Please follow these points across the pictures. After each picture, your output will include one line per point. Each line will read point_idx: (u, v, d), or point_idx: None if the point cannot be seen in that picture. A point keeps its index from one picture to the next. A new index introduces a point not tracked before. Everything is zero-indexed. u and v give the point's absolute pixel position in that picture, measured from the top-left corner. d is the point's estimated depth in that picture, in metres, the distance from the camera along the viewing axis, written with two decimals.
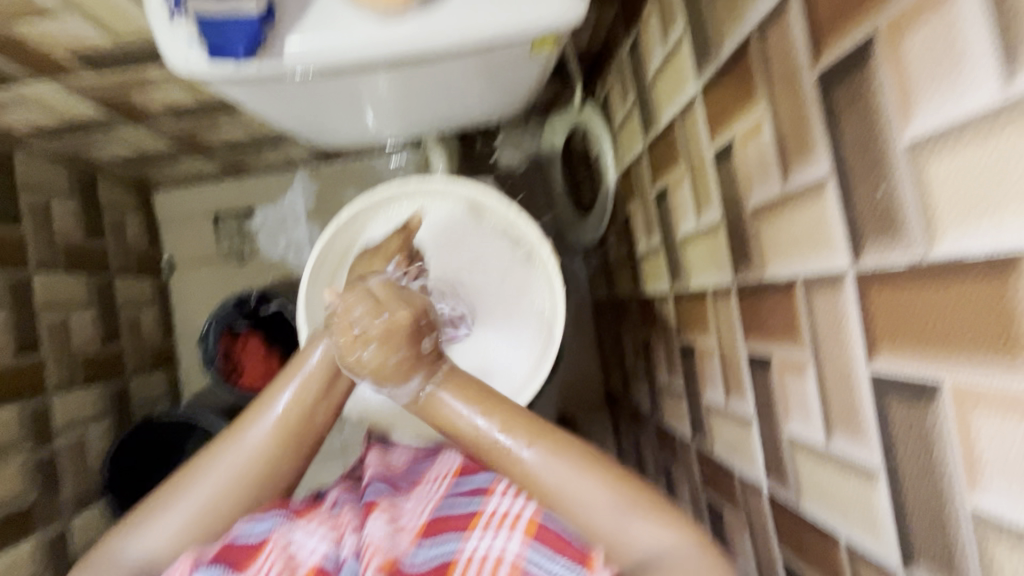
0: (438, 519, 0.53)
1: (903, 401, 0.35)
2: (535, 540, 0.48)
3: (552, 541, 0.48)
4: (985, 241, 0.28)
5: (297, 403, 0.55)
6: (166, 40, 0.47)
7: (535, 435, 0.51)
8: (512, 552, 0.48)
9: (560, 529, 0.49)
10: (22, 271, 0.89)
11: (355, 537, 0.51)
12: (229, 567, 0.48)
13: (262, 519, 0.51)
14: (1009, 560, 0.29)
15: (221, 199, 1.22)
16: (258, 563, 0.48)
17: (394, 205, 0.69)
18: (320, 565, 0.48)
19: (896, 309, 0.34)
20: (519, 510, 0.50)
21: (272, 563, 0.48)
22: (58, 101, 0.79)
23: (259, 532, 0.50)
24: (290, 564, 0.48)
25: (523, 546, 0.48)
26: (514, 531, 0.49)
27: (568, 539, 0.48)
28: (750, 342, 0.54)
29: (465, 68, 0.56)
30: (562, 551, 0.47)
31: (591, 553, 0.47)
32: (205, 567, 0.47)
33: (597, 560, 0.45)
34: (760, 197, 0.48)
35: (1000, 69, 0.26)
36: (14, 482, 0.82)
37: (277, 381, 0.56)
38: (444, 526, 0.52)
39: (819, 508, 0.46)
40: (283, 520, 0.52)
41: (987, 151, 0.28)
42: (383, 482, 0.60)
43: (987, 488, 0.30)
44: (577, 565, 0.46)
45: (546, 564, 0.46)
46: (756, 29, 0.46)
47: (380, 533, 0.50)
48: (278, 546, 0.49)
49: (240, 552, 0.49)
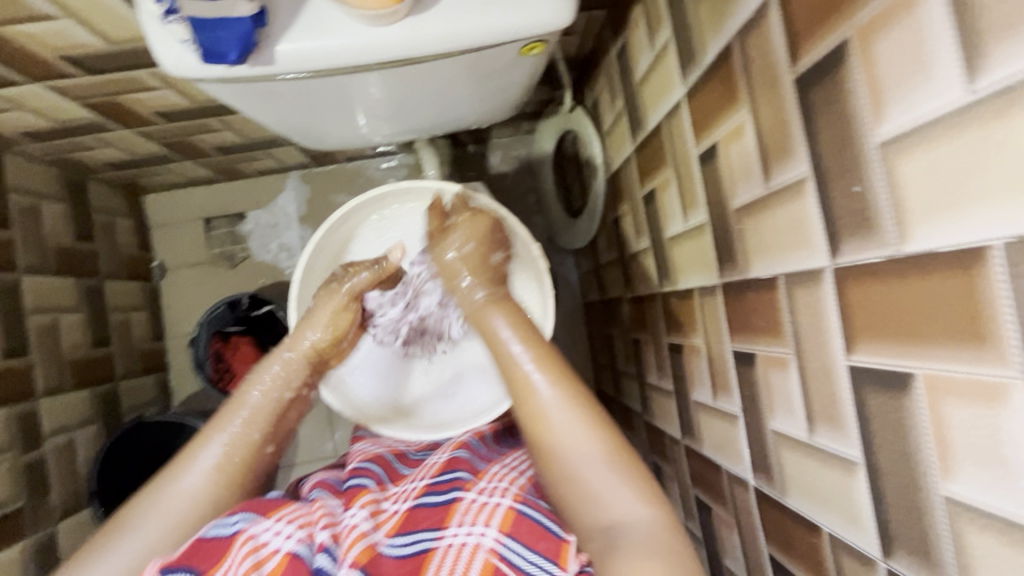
0: (419, 511, 0.54)
1: (881, 393, 0.36)
2: (509, 533, 0.49)
3: (526, 535, 0.49)
4: (953, 235, 0.29)
5: (237, 440, 0.56)
6: (160, 43, 0.48)
7: (557, 380, 0.53)
8: (487, 543, 0.49)
9: (535, 519, 0.50)
10: (11, 274, 0.88)
11: (331, 530, 0.52)
12: (199, 569, 0.47)
13: (231, 518, 0.51)
14: (982, 544, 0.30)
15: (212, 202, 1.22)
16: (229, 560, 0.48)
17: (384, 209, 0.70)
18: (292, 553, 0.49)
19: (872, 303, 0.36)
20: (496, 502, 0.52)
21: (241, 560, 0.48)
22: (49, 105, 0.79)
23: (230, 530, 0.50)
24: (258, 560, 0.48)
25: (499, 538, 0.49)
26: (490, 524, 0.50)
27: (544, 530, 0.49)
28: (735, 340, 0.55)
29: (455, 71, 0.57)
30: (536, 544, 0.48)
31: (566, 541, 0.48)
32: (173, 569, 0.47)
33: (569, 556, 0.47)
34: (743, 197, 0.50)
35: (964, 71, 0.27)
36: (1, 487, 0.82)
37: (215, 421, 0.57)
38: (422, 517, 0.53)
39: (803, 501, 0.47)
40: (252, 519, 0.51)
41: (954, 148, 0.29)
42: (373, 468, 0.61)
43: (960, 475, 0.31)
44: (550, 557, 0.47)
45: (520, 556, 0.47)
46: (737, 34, 0.47)
47: (359, 523, 0.52)
48: (246, 544, 0.49)
49: (210, 549, 0.49)
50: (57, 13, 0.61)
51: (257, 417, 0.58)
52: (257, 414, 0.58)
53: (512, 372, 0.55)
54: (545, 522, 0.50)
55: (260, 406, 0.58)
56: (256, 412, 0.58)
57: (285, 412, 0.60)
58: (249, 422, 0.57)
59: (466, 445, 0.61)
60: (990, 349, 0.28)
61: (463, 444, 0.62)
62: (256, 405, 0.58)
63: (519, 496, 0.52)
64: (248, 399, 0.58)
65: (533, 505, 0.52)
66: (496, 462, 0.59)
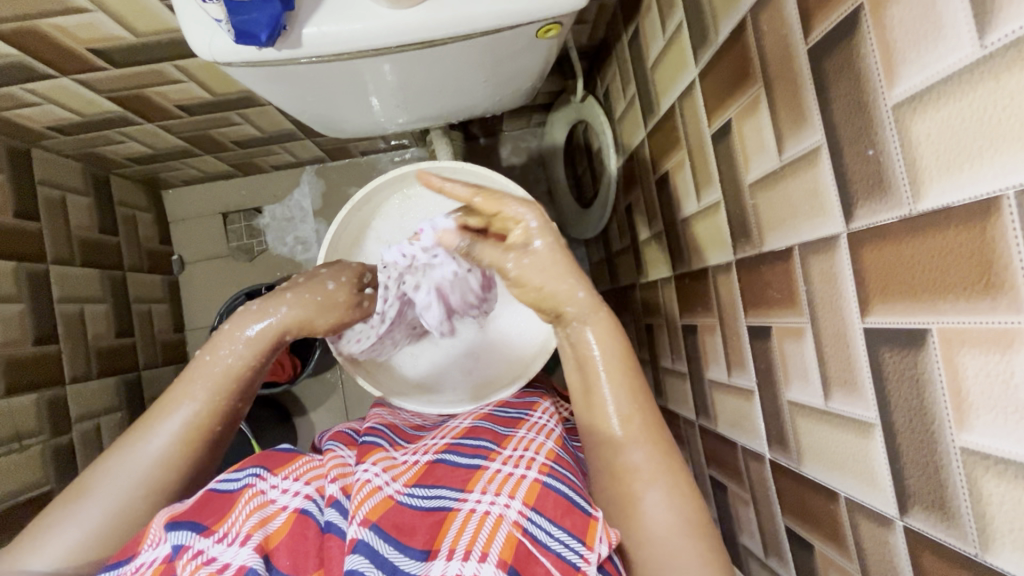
0: (438, 468, 0.56)
1: (896, 353, 0.37)
2: (534, 507, 0.50)
3: (552, 508, 0.50)
4: (968, 188, 0.30)
5: (203, 403, 0.55)
6: (192, 27, 0.50)
7: (647, 443, 0.52)
8: (512, 514, 0.49)
9: (561, 493, 0.51)
10: (40, 264, 0.91)
11: (341, 482, 0.54)
12: (205, 524, 0.48)
13: (240, 474, 0.54)
14: (998, 491, 0.31)
15: (230, 197, 1.25)
16: (234, 516, 0.49)
17: (407, 188, 0.72)
18: (300, 510, 0.51)
19: (887, 264, 0.36)
20: (522, 474, 0.53)
21: (247, 517, 0.49)
22: (77, 98, 0.82)
23: (238, 485, 0.53)
24: (265, 517, 0.49)
25: (524, 510, 0.50)
26: (515, 496, 0.51)
27: (570, 505, 0.50)
28: (750, 315, 0.56)
29: (472, 55, 0.58)
30: (561, 519, 0.49)
31: (593, 518, 0.49)
32: (177, 522, 0.47)
33: (596, 536, 0.47)
34: (758, 171, 0.50)
35: (976, 27, 0.28)
36: (30, 469, 0.84)
37: (182, 385, 0.55)
38: (442, 474, 0.55)
39: (819, 469, 0.48)
40: (260, 475, 0.54)
41: (966, 104, 0.30)
42: (384, 430, 0.63)
43: (974, 425, 0.32)
44: (576, 535, 0.48)
45: (544, 532, 0.48)
46: (750, 12, 0.48)
47: (372, 478, 0.52)
48: (253, 500, 0.51)
49: (216, 505, 0.50)
50: (89, 6, 0.63)
51: (222, 379, 0.56)
52: (220, 379, 0.56)
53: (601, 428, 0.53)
54: (571, 497, 0.51)
55: (229, 367, 0.56)
56: (219, 376, 0.56)
57: (252, 373, 0.58)
58: (210, 385, 0.55)
59: (488, 415, 0.64)
60: (1004, 298, 0.29)
61: (484, 413, 0.65)
62: (225, 367, 0.56)
63: (545, 468, 0.54)
64: (217, 359, 0.57)
65: (559, 477, 0.53)
66: (521, 428, 0.61)
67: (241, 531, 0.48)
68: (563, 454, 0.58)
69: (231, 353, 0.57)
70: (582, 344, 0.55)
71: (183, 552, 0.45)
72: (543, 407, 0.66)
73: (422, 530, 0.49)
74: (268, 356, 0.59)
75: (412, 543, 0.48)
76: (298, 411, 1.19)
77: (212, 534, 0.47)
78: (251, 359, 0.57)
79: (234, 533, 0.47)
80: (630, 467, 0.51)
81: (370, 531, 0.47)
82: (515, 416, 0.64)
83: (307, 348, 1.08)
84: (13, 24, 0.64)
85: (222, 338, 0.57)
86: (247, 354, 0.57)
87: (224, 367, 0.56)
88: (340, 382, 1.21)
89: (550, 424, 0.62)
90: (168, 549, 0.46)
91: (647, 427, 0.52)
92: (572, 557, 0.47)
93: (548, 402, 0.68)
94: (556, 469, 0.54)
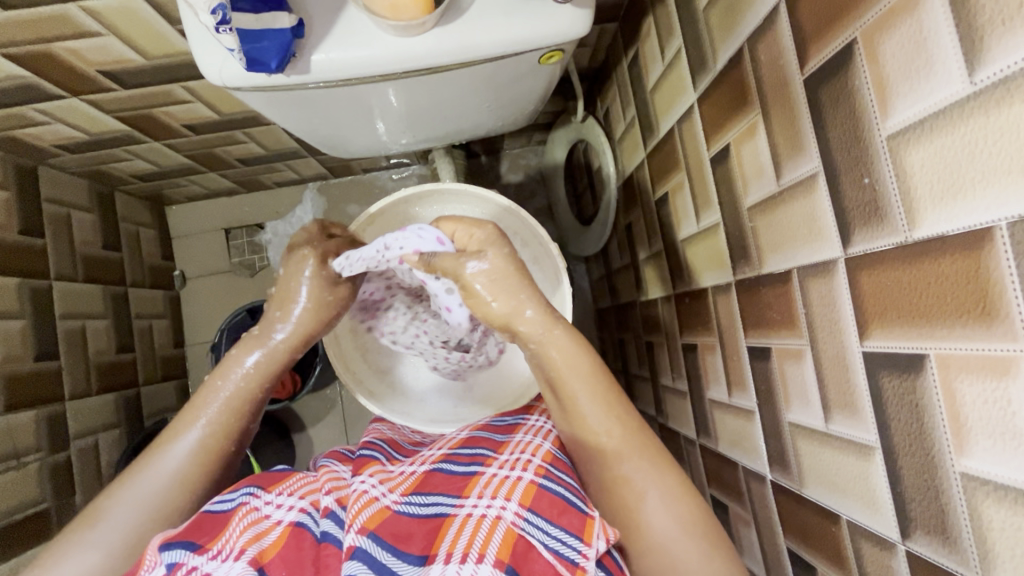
0: (435, 476, 0.56)
1: (894, 377, 0.37)
2: (530, 507, 0.50)
3: (547, 509, 0.50)
4: (961, 219, 0.31)
5: (209, 429, 0.55)
6: (203, 51, 0.51)
7: (636, 450, 0.52)
8: (508, 515, 0.49)
9: (557, 494, 0.51)
10: (44, 281, 0.92)
11: (337, 494, 0.54)
12: (199, 543, 0.47)
13: (234, 494, 0.53)
14: (998, 516, 0.31)
15: (232, 213, 1.26)
16: (228, 533, 0.48)
17: (409, 208, 0.73)
18: (295, 523, 0.50)
19: (884, 291, 0.37)
20: (517, 476, 0.53)
21: (241, 533, 0.48)
22: (86, 117, 0.83)
23: (232, 505, 0.51)
24: (260, 532, 0.49)
25: (520, 511, 0.49)
26: (511, 498, 0.50)
27: (567, 505, 0.50)
28: (750, 335, 0.56)
29: (475, 80, 0.60)
30: (559, 518, 0.49)
31: (589, 517, 0.48)
32: (170, 543, 0.45)
33: (593, 532, 0.47)
34: (756, 195, 0.51)
35: (966, 65, 0.30)
36: (27, 487, 0.84)
37: (191, 411, 0.56)
38: (440, 482, 0.55)
39: (821, 491, 0.48)
40: (254, 493, 0.53)
41: (958, 138, 0.31)
42: (382, 445, 0.64)
43: (973, 450, 0.33)
44: (573, 533, 0.48)
45: (542, 531, 0.48)
46: (747, 41, 0.50)
47: (368, 489, 0.53)
48: (248, 516, 0.50)
49: (211, 523, 0.49)
50: (102, 30, 0.65)
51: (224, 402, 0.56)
52: (232, 401, 0.56)
53: (596, 446, 0.53)
54: (568, 498, 0.51)
55: (235, 392, 0.57)
56: (230, 399, 0.56)
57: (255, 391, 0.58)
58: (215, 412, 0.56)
59: (485, 425, 0.65)
60: (999, 326, 0.30)
61: (481, 424, 0.65)
62: (229, 392, 0.56)
63: (540, 470, 0.53)
64: (220, 388, 0.56)
65: (553, 480, 0.52)
66: (519, 433, 0.62)
67: (235, 546, 0.47)
68: (561, 454, 0.58)
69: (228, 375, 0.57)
70: (550, 363, 0.54)
71: (176, 570, 0.44)
72: (540, 412, 0.67)
73: (419, 536, 0.49)
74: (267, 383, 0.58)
75: (409, 549, 0.48)
76: (297, 427, 1.19)
77: (206, 551, 0.46)
78: (249, 386, 0.57)
79: (228, 549, 0.47)
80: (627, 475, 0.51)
81: (367, 538, 0.47)
82: (511, 423, 0.65)
83: (307, 365, 1.09)
84: (26, 47, 0.65)
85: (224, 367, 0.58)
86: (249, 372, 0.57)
87: (234, 387, 0.57)
88: (340, 398, 1.20)
89: (549, 427, 0.63)
90: (163, 570, 0.44)
91: (632, 432, 0.53)
92: (570, 554, 0.46)
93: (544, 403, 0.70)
94: (552, 471, 0.54)
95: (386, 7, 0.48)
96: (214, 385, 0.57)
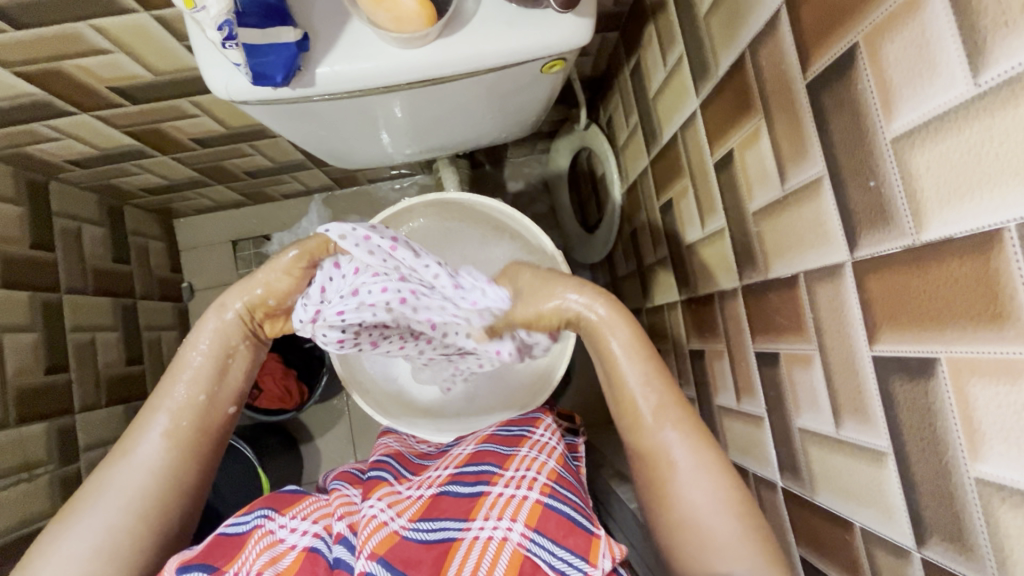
0: (443, 500, 0.55)
1: (906, 382, 0.37)
2: (536, 528, 0.51)
3: (554, 530, 0.50)
4: (970, 220, 0.31)
5: (185, 400, 0.56)
6: (210, 66, 0.52)
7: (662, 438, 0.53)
8: (515, 536, 0.50)
9: (563, 514, 0.52)
10: (53, 294, 0.93)
11: (348, 520, 0.53)
12: (215, 565, 0.47)
13: (248, 516, 0.53)
14: (1015, 523, 0.31)
15: (240, 225, 1.27)
16: (244, 555, 0.49)
17: (412, 219, 0.74)
18: (309, 548, 0.50)
19: (894, 293, 0.37)
20: (523, 495, 0.53)
21: (258, 555, 0.48)
22: (96, 133, 0.84)
23: (247, 527, 0.52)
24: (275, 555, 0.49)
25: (526, 532, 0.50)
26: (517, 518, 0.51)
27: (572, 525, 0.51)
28: (758, 341, 0.56)
29: (478, 91, 0.60)
30: (564, 539, 0.50)
31: (595, 536, 0.50)
32: (188, 565, 0.46)
33: (599, 552, 0.48)
34: (761, 200, 0.51)
35: (969, 67, 0.29)
36: (37, 500, 0.84)
37: (162, 390, 0.56)
38: (447, 506, 0.54)
39: (834, 498, 0.47)
40: (269, 515, 0.53)
41: (963, 139, 0.31)
42: (391, 463, 0.63)
43: (987, 455, 0.32)
44: (579, 553, 0.49)
45: (548, 551, 0.49)
46: (749, 46, 0.50)
47: (378, 514, 0.52)
48: (263, 539, 0.50)
49: (226, 547, 0.50)
50: (111, 47, 0.66)
51: (194, 390, 0.56)
52: (201, 371, 0.57)
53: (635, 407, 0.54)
54: (574, 517, 0.52)
55: (200, 364, 0.57)
56: (199, 369, 0.57)
57: (227, 366, 0.59)
58: (191, 382, 0.57)
59: (491, 436, 0.64)
60: (1011, 327, 0.29)
61: (487, 435, 0.64)
62: (197, 366, 0.57)
63: (546, 489, 0.54)
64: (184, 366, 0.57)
65: (559, 499, 0.53)
66: (524, 447, 0.61)
67: (252, 569, 0.47)
68: (565, 472, 0.58)
69: (201, 350, 0.58)
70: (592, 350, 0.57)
71: None
72: (545, 424, 0.66)
73: (428, 562, 0.49)
74: (233, 354, 0.59)
75: None
76: (304, 438, 1.19)
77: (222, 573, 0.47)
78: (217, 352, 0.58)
79: (246, 570, 0.47)
80: (661, 443, 0.52)
81: (377, 564, 0.47)
82: (517, 435, 0.64)
83: (315, 375, 1.09)
84: (38, 65, 0.67)
85: (188, 344, 0.58)
86: (218, 347, 0.58)
87: (205, 356, 0.58)
88: (347, 408, 1.20)
89: (553, 443, 0.62)
90: None
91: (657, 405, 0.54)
92: None
93: (550, 417, 0.68)
94: (558, 490, 0.54)
95: (389, 20, 0.48)
96: (183, 361, 0.57)
